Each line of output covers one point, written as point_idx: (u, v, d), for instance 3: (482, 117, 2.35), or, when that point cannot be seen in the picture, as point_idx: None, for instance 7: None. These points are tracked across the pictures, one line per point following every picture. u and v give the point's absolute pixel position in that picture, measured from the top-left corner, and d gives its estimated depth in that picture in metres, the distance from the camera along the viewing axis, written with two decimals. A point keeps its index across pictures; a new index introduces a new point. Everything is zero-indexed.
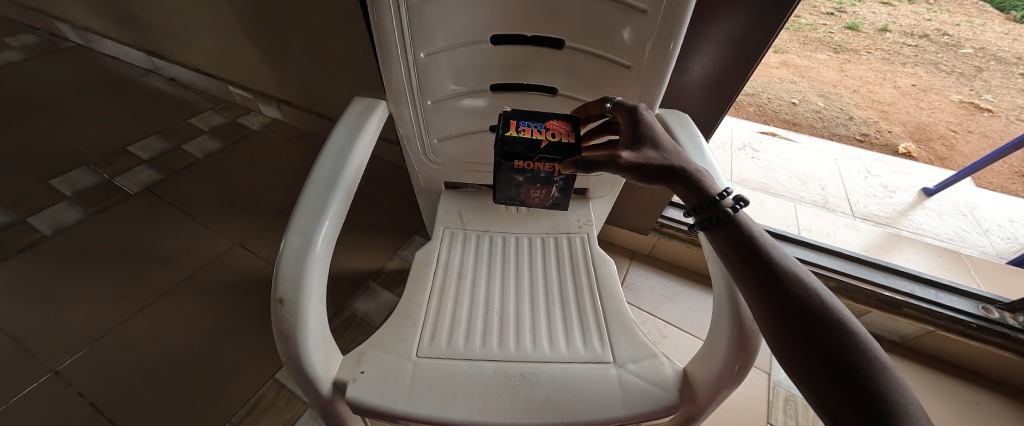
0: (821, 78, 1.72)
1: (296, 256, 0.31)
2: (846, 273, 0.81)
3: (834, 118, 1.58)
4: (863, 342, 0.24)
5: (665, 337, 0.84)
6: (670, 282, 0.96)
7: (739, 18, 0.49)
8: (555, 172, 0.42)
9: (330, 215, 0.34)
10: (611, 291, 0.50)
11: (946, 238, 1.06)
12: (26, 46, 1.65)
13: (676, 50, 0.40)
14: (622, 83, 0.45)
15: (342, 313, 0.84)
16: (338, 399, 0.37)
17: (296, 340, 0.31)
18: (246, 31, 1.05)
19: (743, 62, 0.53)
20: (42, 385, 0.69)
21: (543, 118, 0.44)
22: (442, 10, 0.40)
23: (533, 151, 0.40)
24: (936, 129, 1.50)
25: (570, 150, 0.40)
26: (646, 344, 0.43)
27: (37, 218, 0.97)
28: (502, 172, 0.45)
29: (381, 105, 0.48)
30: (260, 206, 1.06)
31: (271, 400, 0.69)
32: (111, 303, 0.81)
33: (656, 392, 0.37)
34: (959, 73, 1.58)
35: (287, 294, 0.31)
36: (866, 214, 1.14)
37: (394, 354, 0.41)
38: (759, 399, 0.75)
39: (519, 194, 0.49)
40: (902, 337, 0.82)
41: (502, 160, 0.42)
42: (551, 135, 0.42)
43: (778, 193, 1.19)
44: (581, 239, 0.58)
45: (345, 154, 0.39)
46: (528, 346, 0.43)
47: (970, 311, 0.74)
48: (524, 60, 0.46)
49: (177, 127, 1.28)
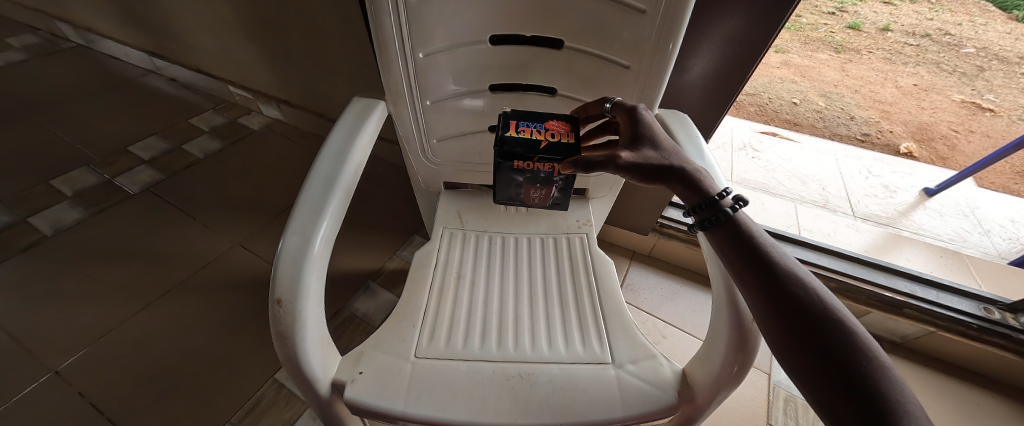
0: (822, 78, 1.72)
1: (294, 257, 0.31)
2: (847, 273, 0.80)
3: (835, 117, 1.58)
4: (862, 342, 0.24)
5: (665, 337, 0.84)
6: (670, 282, 0.96)
7: (738, 18, 0.49)
8: (555, 172, 0.42)
9: (328, 215, 0.34)
10: (610, 291, 0.50)
11: (948, 238, 1.06)
12: (28, 46, 1.65)
13: (675, 50, 0.40)
14: (621, 84, 0.45)
15: (341, 313, 0.84)
16: (336, 400, 0.37)
17: (294, 340, 0.31)
18: (246, 31, 1.05)
19: (743, 62, 0.53)
20: (43, 384, 0.69)
21: (542, 118, 0.44)
22: (441, 10, 0.40)
23: (533, 151, 0.40)
24: (937, 129, 1.50)
25: (570, 150, 0.40)
26: (646, 344, 0.43)
27: (38, 218, 0.97)
28: (501, 173, 0.45)
29: (380, 105, 0.48)
30: (260, 206, 1.06)
31: (271, 400, 0.69)
32: (112, 303, 0.82)
33: (655, 392, 0.37)
34: (962, 73, 1.58)
35: (285, 295, 0.31)
36: (867, 214, 1.14)
37: (392, 355, 0.41)
38: (760, 400, 0.75)
39: (519, 194, 0.49)
40: (902, 337, 0.82)
41: (502, 160, 0.42)
42: (551, 135, 0.42)
43: (779, 193, 1.19)
44: (580, 240, 0.58)
45: (344, 154, 0.39)
46: (527, 346, 0.43)
47: (971, 311, 0.74)
48: (523, 60, 0.46)
49: (178, 127, 1.28)
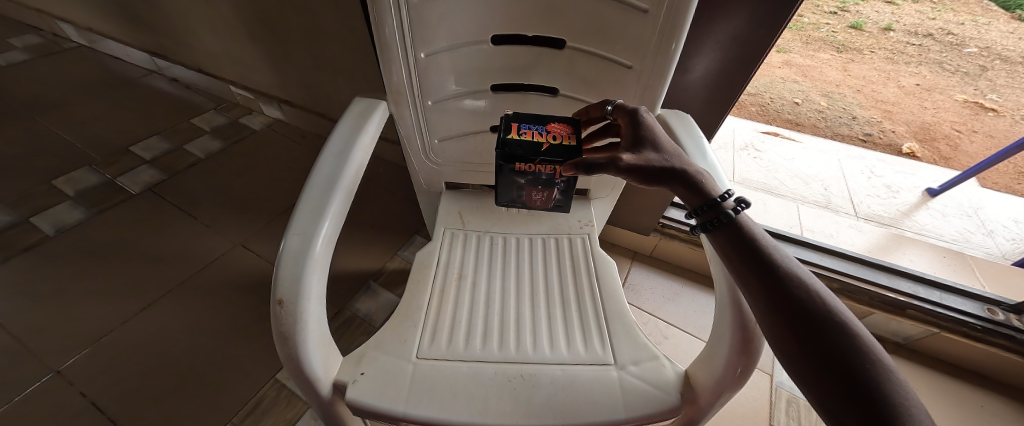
0: (824, 78, 1.71)
1: (295, 257, 0.31)
2: (849, 273, 0.80)
3: (837, 117, 1.57)
4: (864, 344, 0.24)
5: (666, 338, 0.84)
6: (671, 282, 0.96)
7: (741, 17, 0.48)
8: (555, 175, 0.42)
9: (329, 215, 0.34)
10: (612, 292, 0.50)
11: (951, 239, 1.05)
12: (30, 47, 1.65)
13: (678, 49, 0.40)
14: (623, 84, 0.45)
15: (342, 313, 0.83)
16: (337, 400, 0.37)
17: (296, 341, 0.31)
18: (247, 32, 1.05)
19: (745, 61, 0.53)
20: (45, 384, 0.69)
21: (542, 120, 0.44)
22: (443, 10, 0.40)
23: (534, 154, 0.40)
24: (940, 129, 1.48)
25: (571, 152, 0.40)
26: (648, 345, 0.43)
27: (40, 218, 0.97)
28: (502, 175, 0.44)
29: (381, 106, 0.47)
30: (261, 206, 1.06)
31: (272, 401, 0.69)
32: (113, 303, 0.82)
33: (658, 394, 0.37)
34: (964, 73, 1.57)
35: (286, 295, 0.30)
36: (869, 215, 1.13)
37: (394, 355, 0.40)
38: (762, 401, 0.75)
39: (521, 196, 0.49)
40: (906, 338, 0.82)
41: (503, 163, 0.42)
42: (552, 137, 0.42)
43: (781, 193, 1.19)
44: (582, 240, 0.58)
45: (345, 155, 0.39)
46: (529, 347, 0.43)
47: (975, 312, 0.74)
48: (524, 60, 0.45)
49: (180, 127, 1.29)
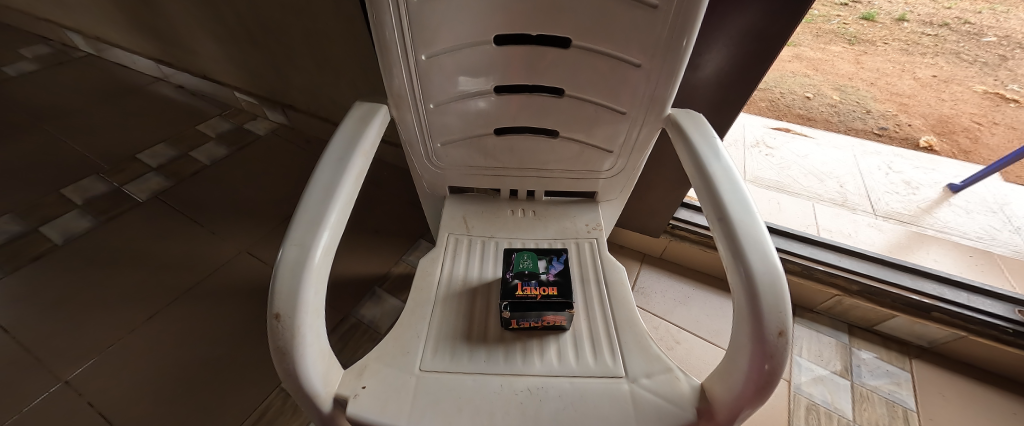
0: (835, 71, 1.68)
1: (292, 270, 0.29)
2: (870, 275, 0.78)
3: (850, 111, 1.51)
4: None
5: (679, 343, 0.82)
6: (682, 286, 0.93)
7: (753, 14, 0.46)
8: (544, 325, 0.44)
9: (329, 225, 0.32)
10: (622, 299, 0.49)
11: (975, 236, 1.01)
12: (39, 57, 1.68)
13: (690, 45, 0.38)
14: (632, 83, 0.43)
15: (347, 320, 0.83)
16: (338, 414, 0.35)
17: (292, 356, 0.29)
18: (248, 36, 1.05)
19: (759, 56, 0.51)
20: (53, 394, 0.69)
21: (535, 257, 0.50)
22: (445, 11, 0.38)
23: (513, 277, 0.47)
24: (959, 121, 1.42)
25: (564, 309, 0.43)
26: (661, 357, 0.41)
27: (48, 227, 0.98)
28: (505, 294, 0.45)
29: (382, 110, 0.46)
30: (267, 212, 1.06)
31: (278, 409, 0.69)
32: (121, 312, 0.82)
33: (671, 409, 0.34)
34: (983, 63, 1.55)
35: (283, 309, 0.28)
36: (888, 212, 1.09)
37: (396, 368, 0.39)
38: (781, 408, 0.72)
39: (537, 318, 0.43)
40: (930, 342, 0.78)
41: (503, 291, 0.45)
42: (532, 281, 0.47)
43: (794, 191, 1.15)
44: (590, 245, 0.57)
45: (344, 160, 0.38)
46: (535, 359, 0.41)
47: (1005, 315, 0.70)
48: (526, 61, 0.43)
49: (187, 133, 1.30)
